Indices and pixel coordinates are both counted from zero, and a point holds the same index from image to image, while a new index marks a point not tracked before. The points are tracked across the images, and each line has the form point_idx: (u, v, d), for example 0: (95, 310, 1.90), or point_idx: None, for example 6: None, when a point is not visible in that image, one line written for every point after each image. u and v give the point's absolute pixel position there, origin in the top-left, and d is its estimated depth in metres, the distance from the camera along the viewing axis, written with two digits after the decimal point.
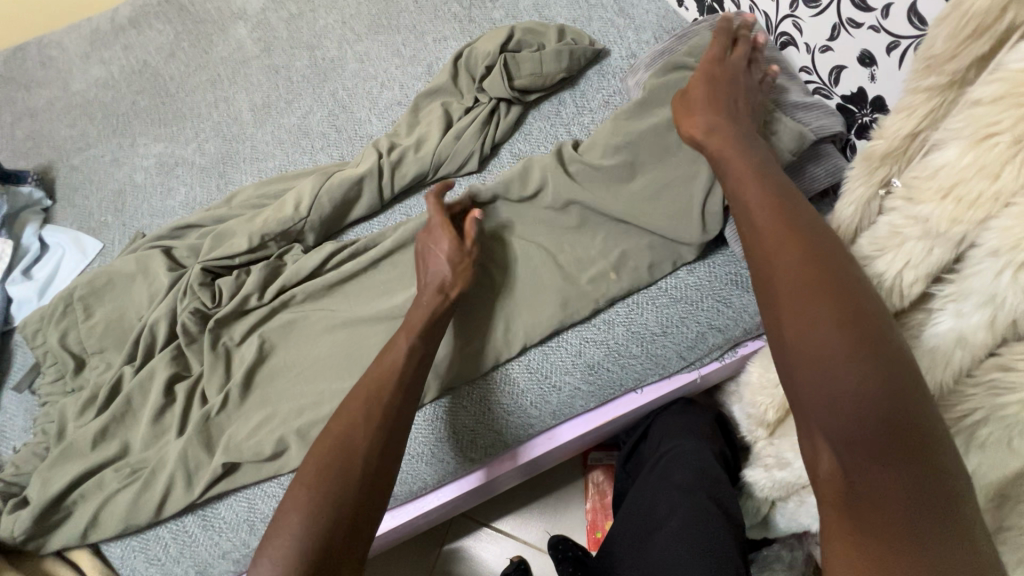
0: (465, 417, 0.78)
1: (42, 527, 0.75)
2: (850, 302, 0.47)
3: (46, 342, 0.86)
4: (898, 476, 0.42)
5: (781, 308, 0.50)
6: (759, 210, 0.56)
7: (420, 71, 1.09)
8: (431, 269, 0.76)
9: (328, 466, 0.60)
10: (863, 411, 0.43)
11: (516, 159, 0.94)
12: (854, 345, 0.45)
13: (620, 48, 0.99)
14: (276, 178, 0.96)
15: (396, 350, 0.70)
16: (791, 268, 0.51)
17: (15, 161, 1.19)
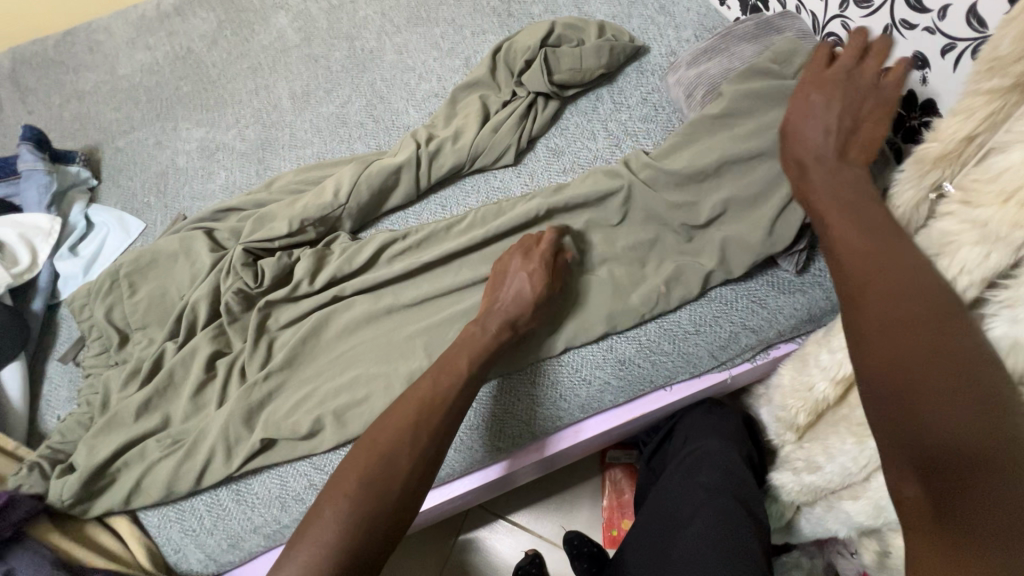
0: (514, 414, 0.79)
1: (87, 493, 0.78)
2: (956, 336, 0.46)
3: (92, 316, 0.89)
4: (994, 497, 0.40)
5: (864, 321, 0.49)
6: (855, 241, 0.53)
7: (458, 64, 1.10)
8: (509, 296, 0.76)
9: (366, 480, 0.60)
10: (974, 448, 0.42)
11: (552, 153, 0.94)
12: (963, 379, 0.44)
13: (659, 45, 0.99)
14: (315, 165, 0.98)
15: (455, 370, 0.70)
16: (884, 281, 0.49)
17: (63, 141, 1.23)
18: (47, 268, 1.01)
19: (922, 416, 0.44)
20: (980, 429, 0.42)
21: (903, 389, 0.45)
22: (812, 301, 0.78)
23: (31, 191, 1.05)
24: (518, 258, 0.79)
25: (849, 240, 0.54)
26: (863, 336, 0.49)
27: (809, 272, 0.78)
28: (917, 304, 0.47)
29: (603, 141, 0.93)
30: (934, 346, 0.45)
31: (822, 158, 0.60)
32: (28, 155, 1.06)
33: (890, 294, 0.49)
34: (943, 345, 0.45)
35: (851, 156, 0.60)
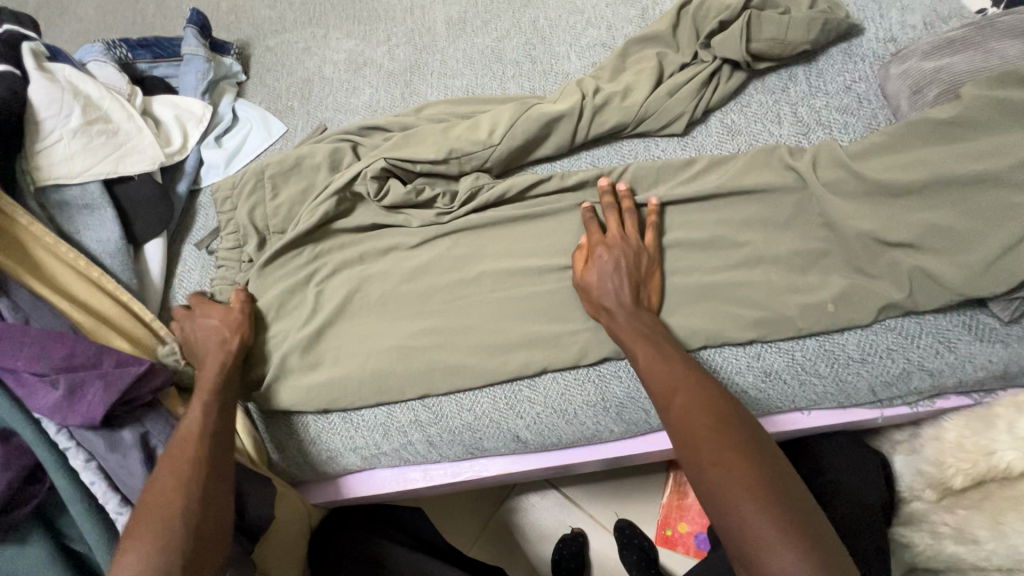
0: (284, 439, 0.83)
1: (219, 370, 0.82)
2: (730, 433, 0.58)
3: (233, 213, 0.90)
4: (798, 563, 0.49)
5: (684, 430, 0.60)
6: (664, 368, 0.64)
7: (632, 14, 1.00)
8: (206, 333, 0.80)
9: (149, 530, 0.60)
10: (764, 530, 0.51)
11: (727, 131, 0.85)
12: (732, 454, 0.56)
13: (877, 27, 0.86)
14: (467, 99, 0.94)
15: (198, 411, 0.70)
16: (695, 395, 0.62)
17: (218, 32, 1.25)
18: (194, 154, 1.03)
19: (746, 511, 0.53)
20: (770, 516, 0.52)
21: (720, 481, 0.55)
22: (1016, 358, 0.66)
23: (189, 75, 1.07)
24: (619, 244, 0.73)
25: (654, 370, 0.65)
26: (692, 439, 0.58)
27: (1021, 323, 0.66)
28: (684, 398, 0.62)
29: (788, 127, 0.83)
30: (717, 432, 0.58)
31: (608, 298, 0.70)
32: (191, 39, 1.07)
33: (695, 410, 0.60)
34: (718, 429, 0.58)
35: (641, 299, 0.71)
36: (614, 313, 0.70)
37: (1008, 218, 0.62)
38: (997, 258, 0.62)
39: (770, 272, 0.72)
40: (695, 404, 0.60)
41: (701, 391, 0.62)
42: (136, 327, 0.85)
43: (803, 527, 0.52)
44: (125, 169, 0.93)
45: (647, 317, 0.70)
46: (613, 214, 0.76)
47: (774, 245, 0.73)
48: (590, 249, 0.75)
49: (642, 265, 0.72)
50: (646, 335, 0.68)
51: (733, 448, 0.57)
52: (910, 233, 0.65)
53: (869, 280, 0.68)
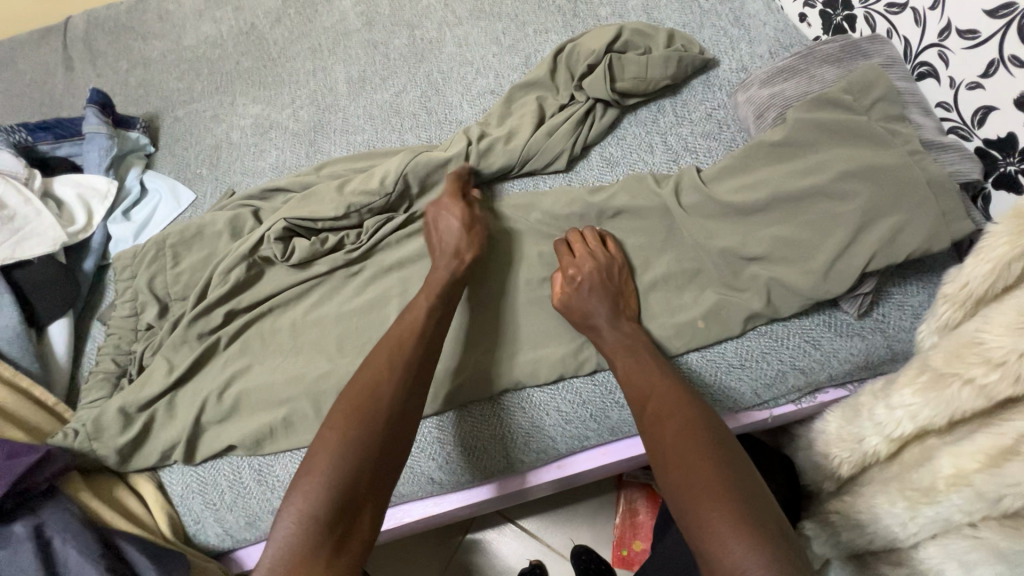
0: (460, 444, 0.78)
1: (128, 447, 0.81)
2: (699, 434, 0.59)
3: (133, 281, 0.91)
4: (746, 546, 0.49)
5: (653, 427, 0.62)
6: (641, 376, 0.67)
7: (518, 62, 1.08)
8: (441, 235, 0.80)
9: (351, 424, 0.62)
10: (720, 529, 0.51)
11: (606, 163, 0.91)
12: (695, 446, 0.58)
13: (730, 59, 0.95)
14: (365, 154, 0.98)
15: (415, 314, 0.73)
16: (664, 392, 0.64)
17: (126, 106, 1.26)
18: (100, 230, 1.03)
19: (699, 498, 0.54)
20: (728, 517, 0.51)
21: (682, 471, 0.56)
22: (872, 348, 0.72)
23: (92, 153, 1.07)
24: (589, 259, 0.76)
25: (630, 370, 0.68)
26: (660, 436, 0.61)
27: (872, 316, 0.73)
28: (657, 396, 0.64)
29: (660, 155, 0.90)
30: (681, 427, 0.60)
31: (573, 302, 0.75)
32: (93, 118, 1.08)
33: (665, 411, 0.62)
34: (685, 423, 0.60)
35: (621, 311, 0.74)
36: (598, 331, 0.72)
37: (837, 225, 0.69)
38: (833, 263, 0.68)
39: (650, 295, 0.76)
40: (664, 401, 0.63)
41: (675, 395, 0.64)
42: (37, 414, 0.83)
43: (756, 515, 0.52)
44: (24, 253, 0.92)
45: (629, 322, 0.73)
46: (575, 235, 0.79)
47: (650, 267, 0.78)
48: (564, 274, 0.77)
49: (615, 274, 0.75)
50: (626, 338, 0.72)
51: (698, 450, 0.57)
52: (762, 247, 0.72)
53: (735, 293, 0.74)
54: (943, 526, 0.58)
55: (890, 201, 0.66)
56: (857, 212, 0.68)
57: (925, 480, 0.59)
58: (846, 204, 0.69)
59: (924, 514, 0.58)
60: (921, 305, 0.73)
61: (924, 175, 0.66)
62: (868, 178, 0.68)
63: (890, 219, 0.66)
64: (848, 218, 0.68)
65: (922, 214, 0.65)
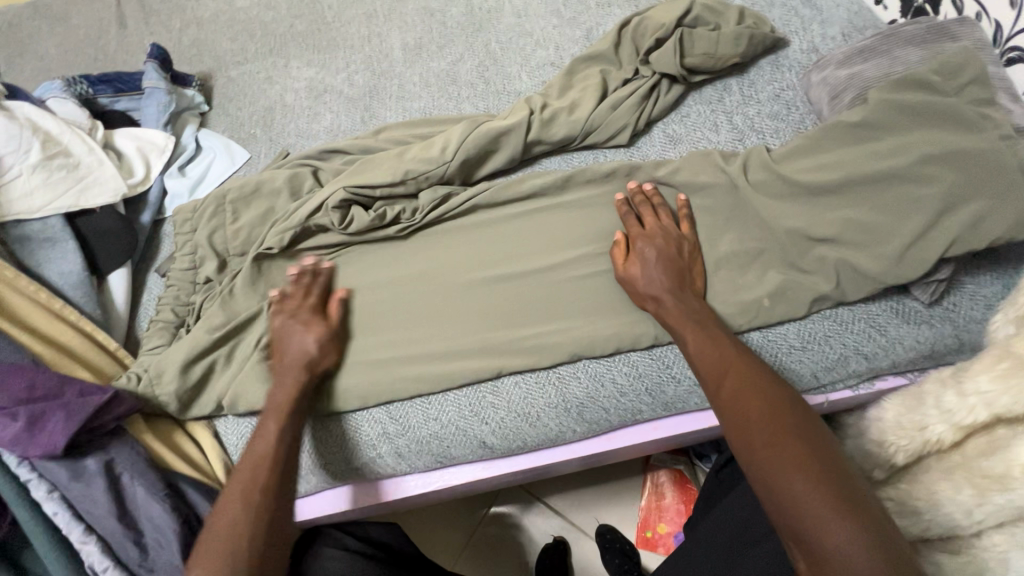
0: (392, 432, 0.81)
1: (187, 394, 0.83)
2: (781, 415, 0.59)
3: (194, 235, 0.92)
4: (843, 527, 0.50)
5: (730, 408, 0.61)
6: (715, 353, 0.66)
7: (578, 35, 1.06)
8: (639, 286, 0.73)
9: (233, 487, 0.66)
10: (817, 508, 0.51)
11: (669, 139, 0.90)
12: (780, 426, 0.58)
13: (801, 40, 0.93)
14: (424, 120, 0.98)
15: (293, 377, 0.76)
16: (739, 371, 0.64)
17: (179, 64, 1.27)
18: (157, 184, 1.05)
19: (791, 479, 0.53)
20: (823, 498, 0.52)
21: (771, 454, 0.56)
22: (939, 337, 0.71)
23: (151, 108, 1.09)
24: (658, 234, 0.76)
25: (701, 350, 0.67)
26: (741, 415, 0.60)
27: (941, 304, 0.72)
28: (733, 376, 0.63)
29: (725, 134, 0.89)
30: (763, 407, 0.60)
31: (632, 276, 0.75)
32: (152, 73, 1.09)
33: (744, 391, 0.62)
34: (767, 402, 0.60)
35: (688, 286, 0.73)
36: (663, 303, 0.72)
37: (917, 210, 0.68)
38: (909, 248, 0.67)
39: (714, 273, 0.76)
40: (741, 380, 0.62)
41: (751, 373, 0.63)
42: (100, 358, 0.86)
43: (849, 493, 0.52)
44: (86, 202, 0.94)
45: (694, 300, 0.72)
46: (647, 207, 0.79)
47: (715, 245, 0.77)
48: (630, 242, 0.78)
49: (685, 252, 0.76)
50: (694, 315, 0.70)
51: (784, 431, 0.57)
52: (833, 229, 0.71)
53: (802, 275, 0.73)
54: (1011, 513, 0.57)
55: (973, 187, 0.65)
56: (938, 197, 0.67)
57: (996, 468, 0.58)
58: (926, 188, 0.68)
59: (993, 501, 0.58)
60: (993, 297, 0.71)
61: (1015, 160, 0.64)
62: (952, 162, 0.66)
63: (973, 206, 0.65)
64: (928, 203, 0.67)
65: (1007, 200, 0.64)
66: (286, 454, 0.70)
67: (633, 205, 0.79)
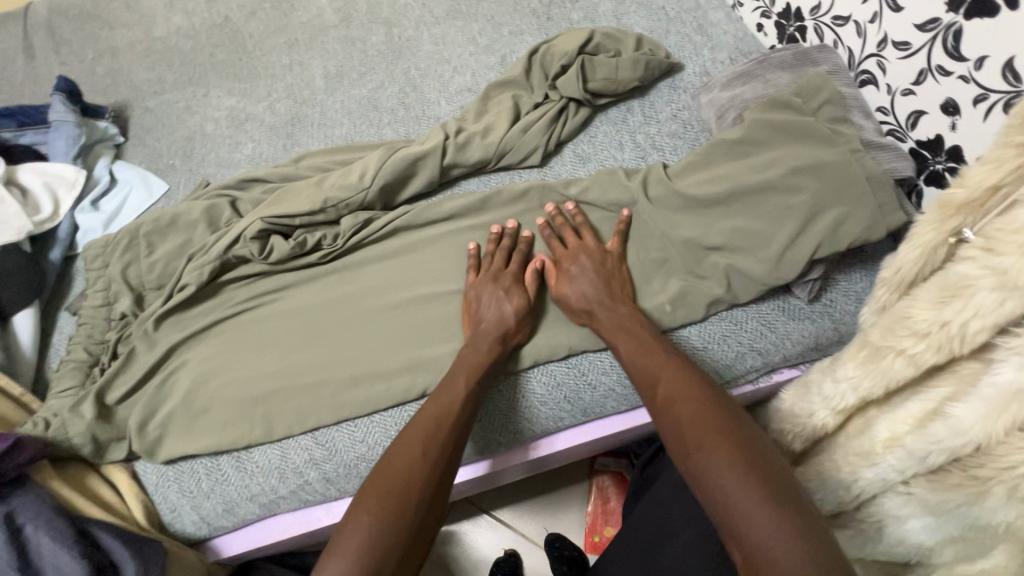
0: (319, 458, 0.81)
1: (99, 436, 0.80)
2: (708, 412, 0.62)
3: (106, 270, 0.90)
4: (763, 515, 0.52)
5: (665, 413, 0.65)
6: (648, 361, 0.71)
7: (494, 62, 1.11)
8: (491, 315, 0.79)
9: (386, 498, 0.61)
10: (741, 499, 0.53)
11: (579, 159, 0.96)
12: (704, 422, 0.61)
13: (694, 64, 1.01)
14: (344, 147, 1.00)
15: (455, 390, 0.73)
16: (668, 376, 0.68)
17: (93, 95, 1.24)
18: (68, 220, 1.01)
19: (715, 476, 0.56)
20: (745, 490, 0.54)
21: (696, 450, 0.59)
22: (820, 331, 0.79)
23: (59, 142, 1.05)
24: (581, 252, 0.81)
25: (635, 362, 0.72)
26: (674, 417, 0.64)
27: (820, 301, 0.80)
28: (668, 384, 0.67)
29: (629, 152, 0.95)
30: (689, 407, 0.64)
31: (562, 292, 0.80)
32: (59, 106, 1.06)
33: (676, 394, 0.66)
34: (693, 402, 0.64)
35: (616, 295, 0.78)
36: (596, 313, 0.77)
37: (790, 216, 0.75)
38: (785, 252, 0.74)
39: (621, 281, 0.82)
40: (669, 384, 0.67)
41: (679, 377, 0.68)
42: (3, 404, 0.81)
43: (771, 484, 0.54)
44: None
45: (624, 310, 0.76)
46: (569, 228, 0.85)
47: (620, 257, 0.82)
48: (558, 264, 0.82)
49: (610, 265, 0.80)
50: (616, 327, 0.75)
51: (708, 426, 0.61)
52: (722, 237, 0.78)
53: (698, 281, 0.79)
54: (880, 486, 0.63)
55: (833, 194, 0.73)
56: (805, 204, 0.74)
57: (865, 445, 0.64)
58: (795, 197, 0.75)
59: (865, 476, 0.63)
60: (863, 292, 0.80)
61: (861, 170, 0.73)
62: (815, 173, 0.74)
63: (834, 211, 0.73)
64: (799, 210, 0.74)
65: (861, 206, 0.72)
66: (416, 454, 0.65)
67: (504, 237, 0.86)
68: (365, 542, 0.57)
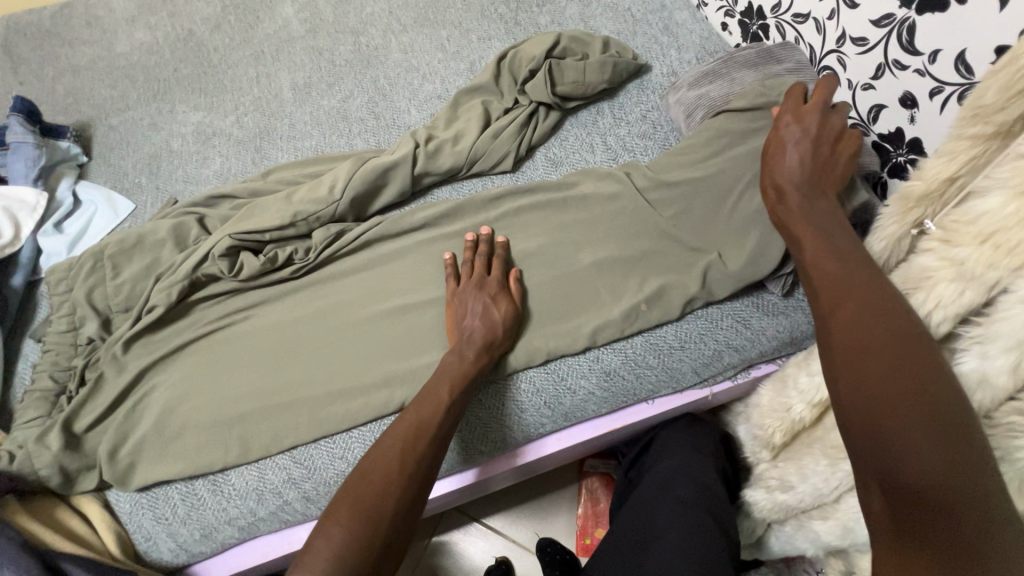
0: (299, 477, 0.80)
1: (68, 466, 0.78)
2: (906, 352, 0.49)
3: (70, 294, 0.87)
4: (943, 463, 0.44)
5: (830, 321, 0.55)
6: (834, 262, 0.58)
7: (463, 68, 1.11)
8: (475, 322, 0.77)
9: (355, 514, 0.60)
10: (922, 439, 0.46)
11: (550, 163, 0.96)
12: (903, 370, 0.48)
13: (661, 65, 1.02)
14: (314, 159, 0.99)
15: (437, 400, 0.71)
16: (875, 299, 0.53)
17: (53, 115, 1.21)
18: (30, 243, 0.98)
19: (888, 407, 0.48)
20: (926, 436, 0.46)
21: (882, 387, 0.49)
22: (795, 325, 0.81)
23: (18, 164, 1.02)
24: None
25: (818, 267, 0.59)
26: (848, 332, 0.53)
27: (794, 295, 0.81)
28: (839, 287, 0.56)
29: (601, 154, 0.95)
30: (886, 338, 0.50)
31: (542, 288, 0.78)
32: (17, 127, 1.03)
33: (862, 311, 0.53)
34: (898, 343, 0.50)
35: (819, 190, 0.66)
36: (788, 193, 0.66)
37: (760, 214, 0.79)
38: None
39: (597, 284, 0.82)
40: (880, 324, 0.51)
41: (894, 310, 0.52)
42: None
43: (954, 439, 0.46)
44: None
45: (830, 215, 0.64)
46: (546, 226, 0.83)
47: (595, 260, 0.83)
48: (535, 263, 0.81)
49: None
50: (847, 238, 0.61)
51: (898, 373, 0.49)
52: None
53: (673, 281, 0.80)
54: None
55: None
56: None
57: None
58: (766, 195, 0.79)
59: None
60: None
61: None
62: None
63: None
64: None
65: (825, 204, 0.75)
66: (394, 468, 0.64)
67: (480, 245, 0.84)
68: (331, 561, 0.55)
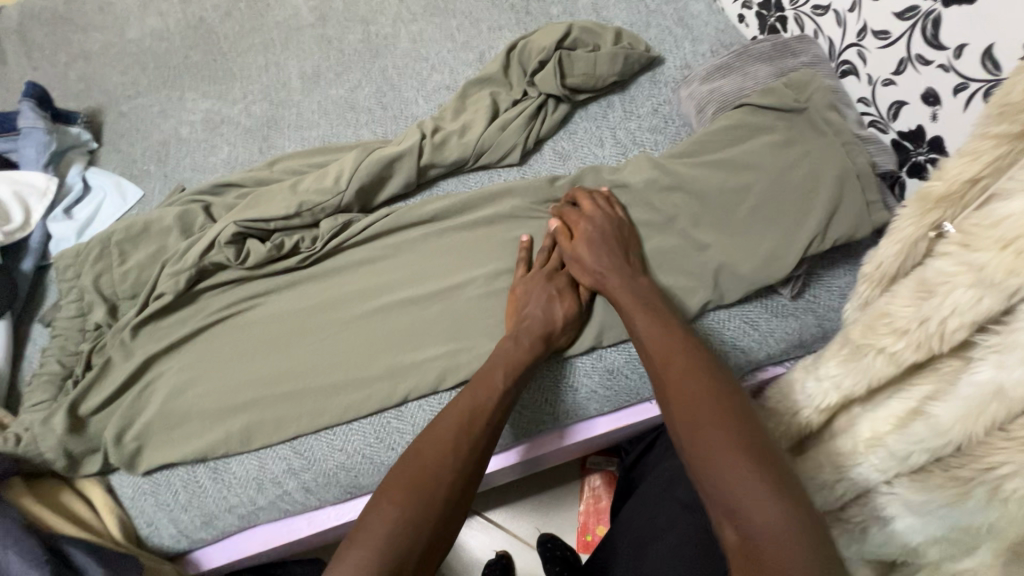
0: (299, 467, 0.80)
1: (73, 451, 0.79)
2: (731, 414, 0.55)
3: (77, 280, 0.88)
4: (766, 510, 0.48)
5: (668, 386, 0.61)
6: (661, 330, 0.67)
7: (472, 58, 1.10)
8: (537, 313, 0.76)
9: (411, 495, 0.56)
10: (754, 487, 0.49)
11: (558, 156, 0.94)
12: (729, 424, 0.54)
13: (674, 57, 0.99)
14: (320, 149, 0.98)
15: (492, 384, 0.68)
16: (703, 363, 0.62)
17: (66, 101, 1.21)
18: (40, 229, 0.99)
19: (728, 467, 0.51)
20: (753, 482, 0.49)
21: (716, 447, 0.53)
22: (804, 327, 0.79)
23: (29, 148, 1.03)
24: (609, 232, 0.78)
25: (660, 342, 0.66)
26: (681, 396, 0.59)
27: (804, 297, 0.80)
28: (678, 358, 0.63)
29: (610, 149, 0.93)
30: (708, 401, 0.57)
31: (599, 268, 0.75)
32: (29, 112, 1.04)
33: (684, 372, 0.61)
34: (716, 396, 0.57)
35: (632, 266, 0.76)
36: (614, 285, 0.74)
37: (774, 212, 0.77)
38: None
39: None
40: (689, 382, 0.59)
41: (711, 377, 0.60)
42: None
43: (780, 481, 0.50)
44: None
45: (643, 285, 0.73)
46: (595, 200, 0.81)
47: None
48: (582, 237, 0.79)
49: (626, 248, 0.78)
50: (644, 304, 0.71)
51: (736, 430, 0.54)
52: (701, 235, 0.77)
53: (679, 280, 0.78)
54: (863, 486, 0.61)
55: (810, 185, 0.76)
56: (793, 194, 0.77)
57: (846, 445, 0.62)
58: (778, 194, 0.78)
59: (848, 476, 0.62)
60: (846, 285, 0.81)
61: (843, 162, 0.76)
62: (797, 164, 0.77)
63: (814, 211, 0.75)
64: None
65: (831, 205, 0.74)
66: (451, 448, 0.61)
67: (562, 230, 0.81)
68: (383, 542, 0.53)
